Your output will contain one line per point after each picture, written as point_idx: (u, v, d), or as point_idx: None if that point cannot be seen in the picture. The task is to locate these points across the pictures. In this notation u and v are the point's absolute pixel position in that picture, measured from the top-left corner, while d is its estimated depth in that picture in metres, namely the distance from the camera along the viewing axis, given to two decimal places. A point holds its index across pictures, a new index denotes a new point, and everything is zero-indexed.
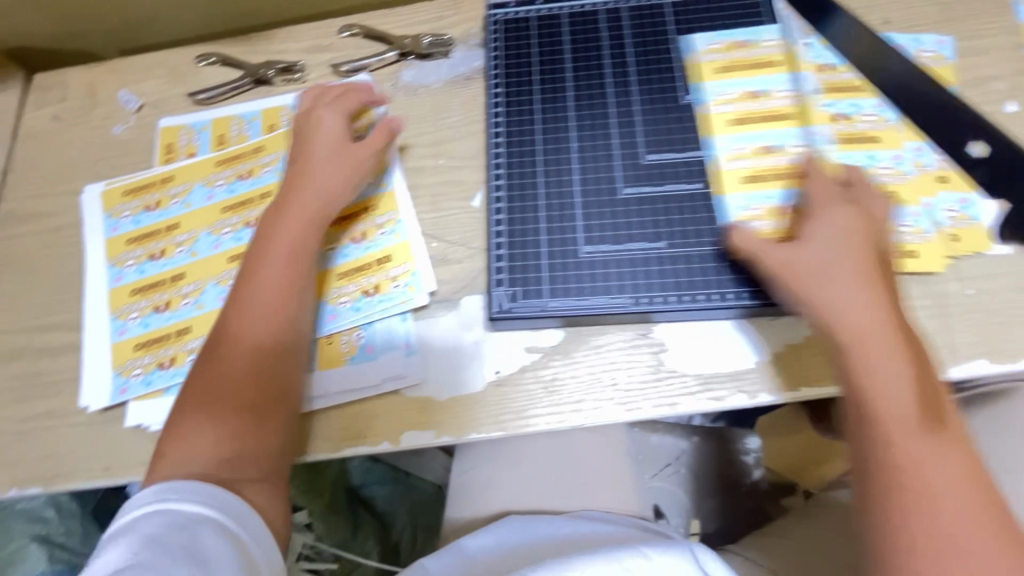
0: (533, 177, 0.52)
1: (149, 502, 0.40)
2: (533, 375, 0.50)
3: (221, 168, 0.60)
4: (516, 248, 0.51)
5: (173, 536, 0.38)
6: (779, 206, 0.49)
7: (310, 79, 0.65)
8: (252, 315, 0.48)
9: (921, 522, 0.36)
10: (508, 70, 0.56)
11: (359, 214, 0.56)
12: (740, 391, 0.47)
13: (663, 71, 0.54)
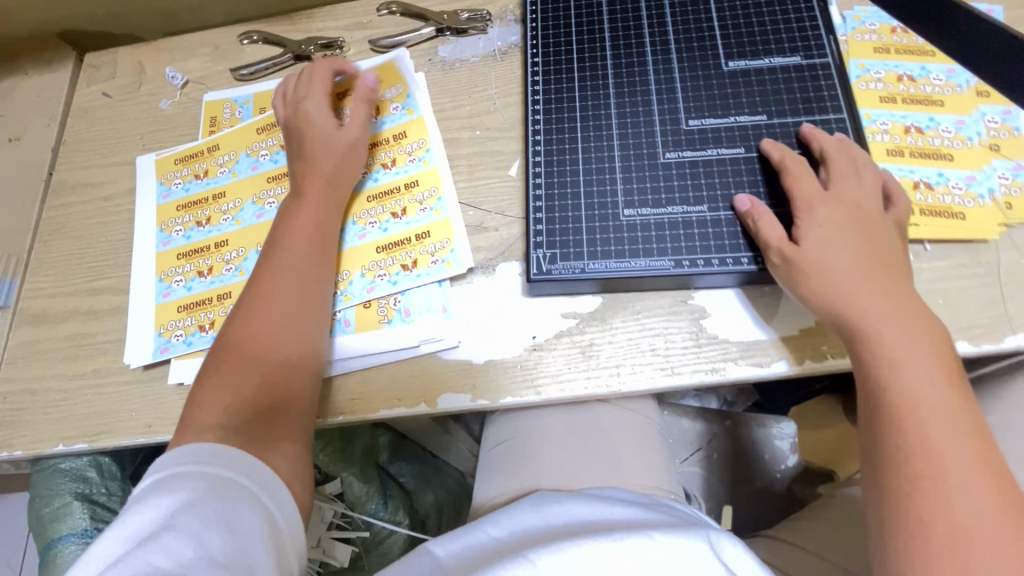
0: (571, 143, 0.52)
1: (186, 465, 0.39)
2: (571, 340, 0.50)
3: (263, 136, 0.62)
4: (555, 212, 0.50)
5: (211, 504, 0.36)
6: (923, 180, 0.49)
7: (349, 56, 0.66)
8: (268, 306, 0.48)
9: (927, 505, 0.36)
10: (546, 40, 0.57)
11: (401, 189, 0.56)
12: (784, 358, 0.47)
13: (704, 38, 0.54)
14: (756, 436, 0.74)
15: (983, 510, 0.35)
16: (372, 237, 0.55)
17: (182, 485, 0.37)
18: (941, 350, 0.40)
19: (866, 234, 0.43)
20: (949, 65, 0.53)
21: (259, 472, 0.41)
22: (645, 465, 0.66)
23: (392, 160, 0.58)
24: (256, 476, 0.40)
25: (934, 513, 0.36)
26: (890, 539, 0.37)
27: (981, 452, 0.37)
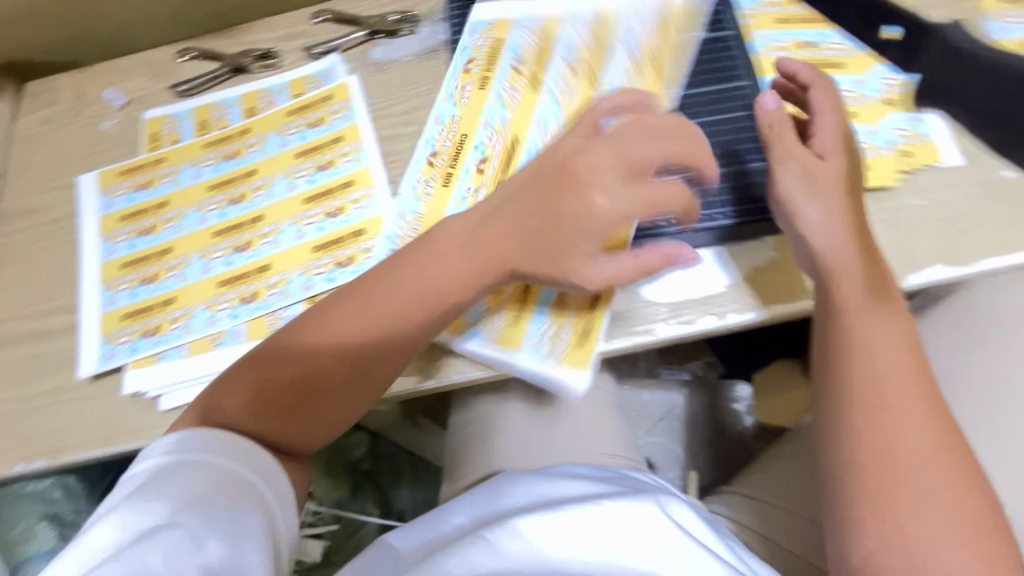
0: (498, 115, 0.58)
1: (180, 450, 0.40)
2: (511, 316, 0.52)
3: (292, 118, 0.63)
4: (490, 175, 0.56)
5: (215, 496, 0.37)
6: None
7: (285, 65, 0.68)
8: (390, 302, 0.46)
9: (891, 485, 0.39)
10: (469, 39, 0.62)
11: (337, 190, 0.58)
12: (710, 313, 0.50)
13: (613, 21, 0.60)
14: (712, 401, 0.78)
15: (938, 483, 0.39)
16: (308, 237, 0.57)
17: (177, 472, 0.38)
18: (906, 324, 0.44)
19: (849, 195, 0.47)
20: (845, 31, 0.57)
21: (253, 457, 0.42)
22: (605, 439, 0.69)
23: (330, 163, 0.60)
24: (252, 461, 0.42)
25: (895, 491, 0.39)
26: (846, 507, 0.40)
27: (926, 406, 0.41)
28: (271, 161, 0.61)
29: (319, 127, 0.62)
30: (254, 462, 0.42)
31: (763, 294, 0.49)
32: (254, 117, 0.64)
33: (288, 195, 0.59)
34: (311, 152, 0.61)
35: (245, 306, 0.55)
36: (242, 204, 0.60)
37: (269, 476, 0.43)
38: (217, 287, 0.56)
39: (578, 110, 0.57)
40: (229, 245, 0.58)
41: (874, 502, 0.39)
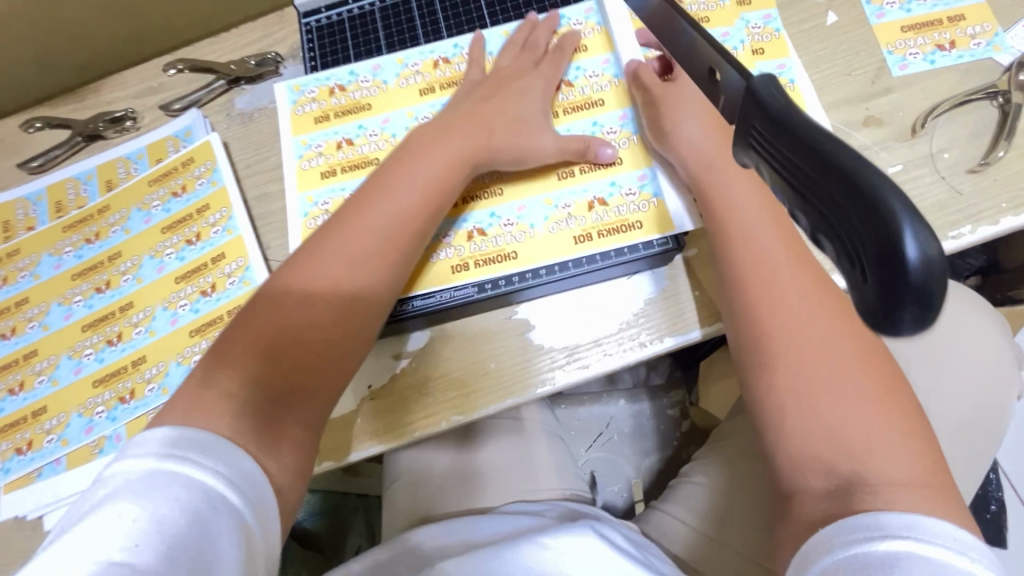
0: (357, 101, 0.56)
1: (163, 456, 0.35)
2: (406, 381, 0.49)
3: (322, 126, 0.56)
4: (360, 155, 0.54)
5: (187, 526, 0.32)
6: None
7: (144, 126, 0.63)
8: (367, 234, 0.46)
9: (793, 349, 0.40)
10: (326, 58, 0.59)
11: (208, 265, 0.54)
12: (605, 354, 0.48)
13: (469, 8, 0.59)
14: (649, 409, 0.77)
15: (831, 344, 0.40)
16: (182, 321, 0.53)
17: (154, 488, 0.33)
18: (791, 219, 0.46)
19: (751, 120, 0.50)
20: (723, 29, 0.54)
21: (245, 474, 0.37)
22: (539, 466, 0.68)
23: (197, 236, 0.55)
24: (242, 479, 0.37)
25: (801, 353, 0.40)
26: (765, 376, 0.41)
27: (850, 325, 0.40)
28: (136, 240, 0.57)
29: (183, 197, 0.57)
30: (242, 481, 0.37)
31: (657, 327, 0.48)
32: (114, 191, 0.59)
33: (157, 276, 0.55)
34: (177, 225, 0.56)
35: (123, 408, 0.51)
36: (109, 291, 0.55)
37: (261, 493, 0.38)
38: (91, 388, 0.52)
39: (585, 105, 0.54)
40: (100, 339, 0.54)
41: (797, 407, 0.39)
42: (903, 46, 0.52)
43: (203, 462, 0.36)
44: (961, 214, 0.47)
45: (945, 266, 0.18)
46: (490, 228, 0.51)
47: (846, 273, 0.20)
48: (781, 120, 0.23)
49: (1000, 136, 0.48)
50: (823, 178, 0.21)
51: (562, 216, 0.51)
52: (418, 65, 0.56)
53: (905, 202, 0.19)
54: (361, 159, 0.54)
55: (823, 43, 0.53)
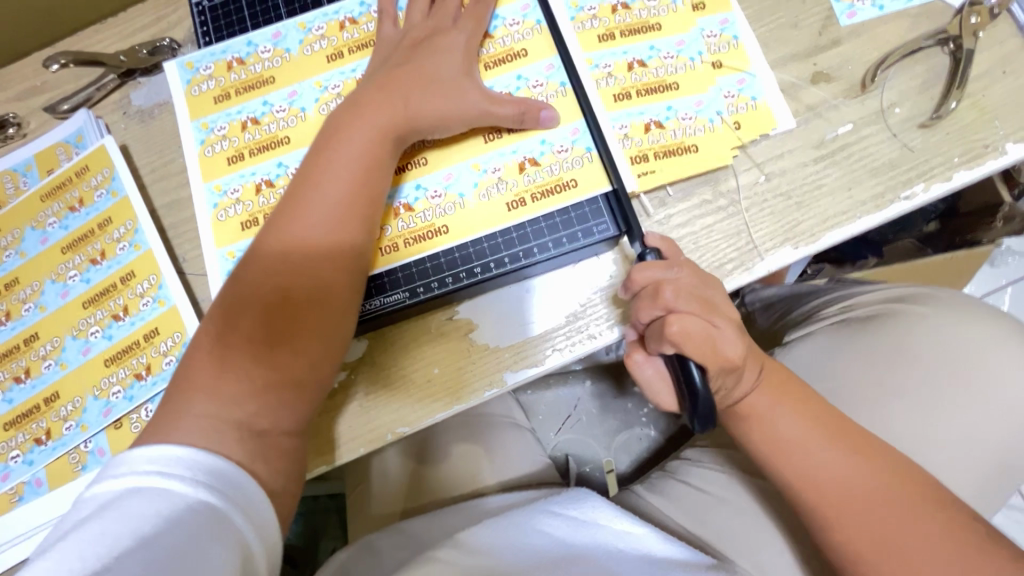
0: (256, 77, 0.50)
1: (144, 471, 0.33)
2: (344, 396, 0.46)
3: (223, 105, 0.50)
4: (265, 140, 0.49)
5: (168, 534, 0.30)
6: (648, 120, 0.47)
7: (31, 132, 0.56)
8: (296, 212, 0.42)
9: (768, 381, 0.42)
10: (222, 38, 0.52)
11: (117, 285, 0.49)
12: (555, 350, 0.45)
13: None
14: (615, 386, 0.76)
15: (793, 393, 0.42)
16: (96, 350, 0.48)
17: (136, 505, 0.31)
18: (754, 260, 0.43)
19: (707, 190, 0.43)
20: None
21: (231, 480, 0.35)
22: (509, 454, 0.66)
23: (102, 255, 0.50)
24: (228, 486, 0.34)
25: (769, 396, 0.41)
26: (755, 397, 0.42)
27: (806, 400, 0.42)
28: (34, 264, 0.51)
29: (81, 212, 0.51)
30: (228, 488, 0.34)
31: (609, 316, 0.45)
32: (3, 210, 0.53)
33: (62, 302, 0.50)
34: (78, 243, 0.51)
35: (40, 450, 0.47)
36: (10, 323, 0.50)
37: (251, 497, 0.35)
38: (3, 432, 0.48)
39: (508, 57, 0.48)
40: (7, 377, 0.49)
41: None
42: None
43: (186, 474, 0.34)
44: (913, 172, 0.44)
45: None
46: (417, 202, 0.47)
47: None
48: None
49: (951, 86, 0.45)
50: None
51: (497, 187, 0.46)
52: (321, 29, 0.50)
53: None
54: (270, 138, 0.49)
55: None
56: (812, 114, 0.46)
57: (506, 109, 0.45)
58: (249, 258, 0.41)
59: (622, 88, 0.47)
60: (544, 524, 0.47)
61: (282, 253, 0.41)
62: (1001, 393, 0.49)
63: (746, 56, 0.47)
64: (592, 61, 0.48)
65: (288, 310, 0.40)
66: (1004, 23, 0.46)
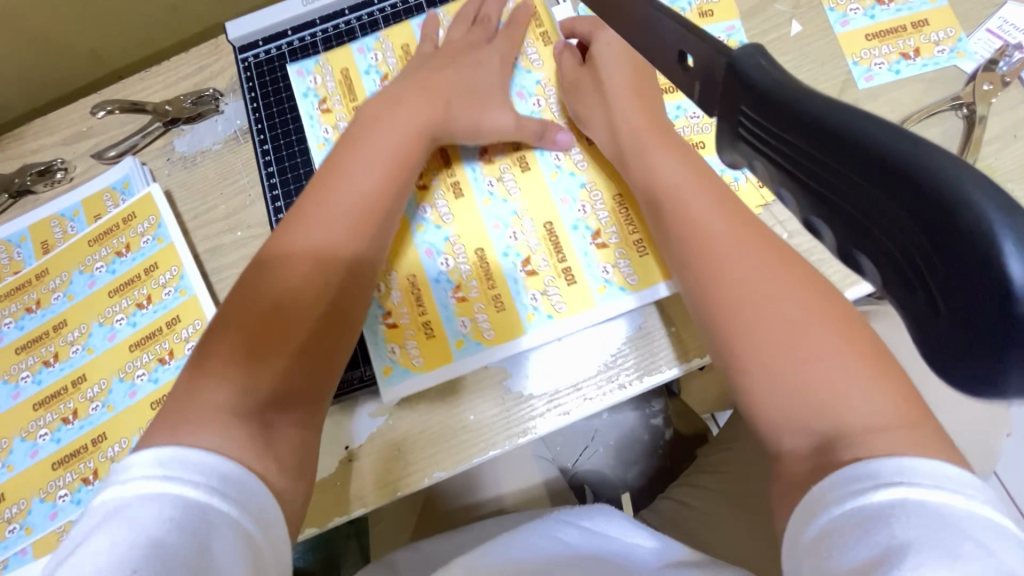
0: (290, 129, 0.52)
1: (152, 476, 0.31)
2: (382, 441, 0.48)
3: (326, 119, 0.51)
4: (288, 174, 0.51)
5: (187, 544, 0.28)
6: None
7: (77, 176, 0.58)
8: (318, 229, 0.43)
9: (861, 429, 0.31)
10: (268, 101, 0.53)
11: (163, 329, 0.51)
12: (585, 399, 0.47)
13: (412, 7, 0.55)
14: (630, 420, 0.77)
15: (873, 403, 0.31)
16: (142, 393, 0.50)
17: (145, 510, 0.29)
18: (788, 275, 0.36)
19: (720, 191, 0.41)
20: None
21: (240, 484, 0.32)
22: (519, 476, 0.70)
23: (148, 299, 0.52)
24: (240, 491, 0.32)
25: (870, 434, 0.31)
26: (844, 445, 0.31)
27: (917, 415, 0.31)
28: (81, 306, 0.53)
29: (128, 256, 0.53)
30: (237, 491, 0.32)
31: (636, 367, 0.47)
32: (49, 253, 0.55)
33: (109, 344, 0.52)
34: (124, 287, 0.53)
35: (87, 490, 0.49)
36: (59, 365, 0.52)
37: (261, 501, 0.33)
38: (51, 471, 0.49)
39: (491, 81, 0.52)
40: (55, 417, 0.51)
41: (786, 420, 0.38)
42: (868, 56, 0.50)
43: (198, 479, 0.31)
44: None
45: None
46: (498, 209, 0.50)
47: (910, 304, 0.18)
48: (1009, 322, 0.15)
49: (965, 148, 0.47)
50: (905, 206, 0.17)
51: (443, 192, 0.51)
52: (379, 54, 0.53)
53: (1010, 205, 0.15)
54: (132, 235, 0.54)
55: (788, 55, 0.51)
56: None
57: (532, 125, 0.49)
58: (271, 261, 0.42)
59: None
60: (559, 531, 0.51)
61: (303, 250, 0.42)
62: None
63: None
64: None
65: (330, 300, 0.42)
66: (1015, 89, 0.48)
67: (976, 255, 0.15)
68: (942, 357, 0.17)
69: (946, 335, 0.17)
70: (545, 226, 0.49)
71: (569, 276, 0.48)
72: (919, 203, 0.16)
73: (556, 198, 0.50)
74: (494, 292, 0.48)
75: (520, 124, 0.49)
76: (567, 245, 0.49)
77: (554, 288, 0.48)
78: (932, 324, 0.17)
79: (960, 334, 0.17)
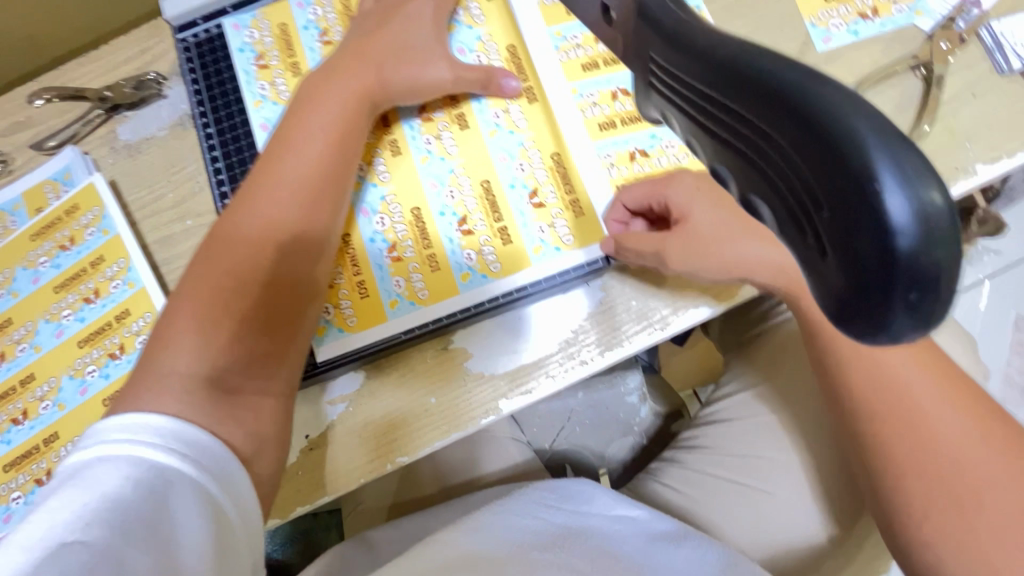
0: (233, 104, 0.50)
1: (114, 440, 0.32)
2: (343, 428, 0.47)
3: (264, 75, 0.50)
4: (230, 145, 0.49)
5: (143, 505, 0.30)
6: (632, 150, 0.48)
7: (16, 168, 0.55)
8: (268, 199, 0.41)
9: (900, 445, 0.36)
10: (209, 79, 0.50)
11: (113, 324, 0.50)
12: (547, 377, 0.46)
13: None
14: (607, 399, 0.77)
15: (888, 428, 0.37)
16: (93, 390, 0.49)
17: (104, 472, 0.30)
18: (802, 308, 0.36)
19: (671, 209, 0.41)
20: None
21: (207, 450, 0.34)
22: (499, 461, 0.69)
23: (95, 293, 0.50)
24: (204, 456, 0.33)
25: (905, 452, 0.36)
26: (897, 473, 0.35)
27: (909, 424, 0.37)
28: (26, 304, 0.51)
29: (72, 250, 0.51)
30: (202, 456, 0.33)
31: (598, 342, 0.46)
32: None
33: (57, 342, 0.50)
34: (70, 282, 0.51)
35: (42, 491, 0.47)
36: (5, 365, 0.50)
37: (224, 464, 0.34)
38: (2, 474, 0.48)
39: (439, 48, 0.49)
40: (4, 419, 0.49)
41: None
42: (826, 18, 0.49)
43: (158, 443, 0.32)
44: None
45: (936, 215, 0.14)
46: (435, 173, 0.48)
47: (800, 251, 0.16)
48: (891, 261, 0.14)
49: (924, 109, 0.47)
50: (782, 137, 0.15)
51: (381, 150, 0.48)
52: (318, 9, 0.51)
53: (887, 137, 0.14)
54: (74, 229, 0.52)
55: (745, 19, 0.50)
56: None
57: (475, 74, 0.47)
58: (218, 230, 0.41)
59: (607, 117, 0.48)
60: (542, 509, 0.49)
61: (246, 221, 0.41)
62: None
63: None
64: (583, 87, 0.49)
65: (267, 273, 0.40)
66: (973, 48, 0.48)
67: (859, 180, 0.14)
68: (834, 307, 0.15)
69: (842, 291, 0.15)
70: (482, 184, 0.47)
71: (505, 236, 0.46)
72: (813, 146, 0.15)
73: (494, 155, 0.48)
74: (430, 253, 0.47)
75: (460, 78, 0.47)
76: (503, 203, 0.47)
77: (490, 248, 0.46)
78: (823, 271, 0.15)
79: (847, 282, 0.15)
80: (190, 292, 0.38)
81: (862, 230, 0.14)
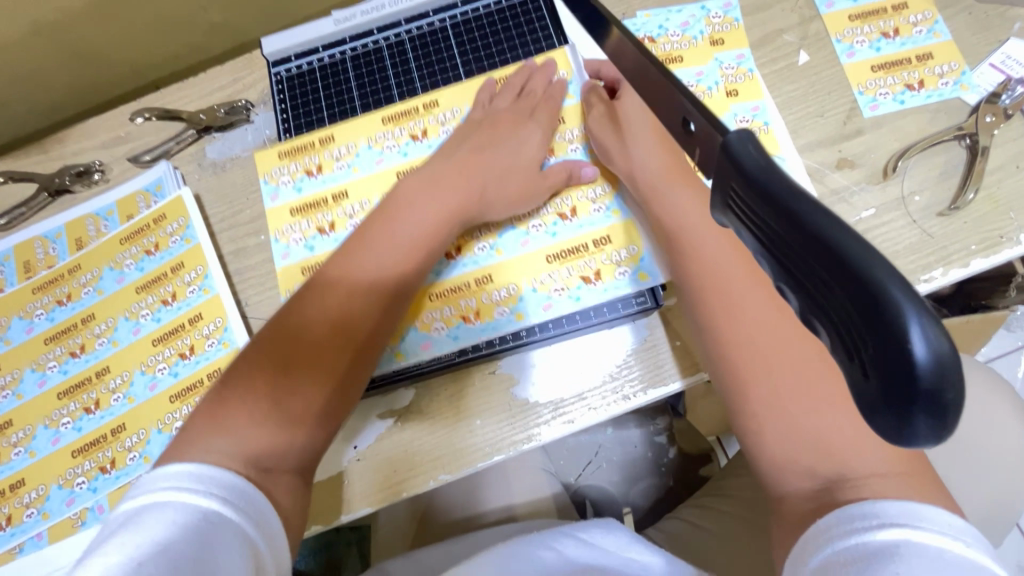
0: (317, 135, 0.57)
1: (156, 488, 0.33)
2: (391, 441, 0.49)
3: (389, 127, 0.56)
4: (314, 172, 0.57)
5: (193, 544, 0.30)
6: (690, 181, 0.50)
7: (113, 178, 0.61)
8: (368, 266, 0.45)
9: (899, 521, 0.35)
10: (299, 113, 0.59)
11: (186, 326, 0.53)
12: (589, 408, 0.48)
13: (428, 24, 0.60)
14: (635, 437, 0.78)
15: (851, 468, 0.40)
16: (162, 386, 0.52)
17: (152, 518, 0.31)
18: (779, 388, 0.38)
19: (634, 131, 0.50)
20: (697, 68, 0.54)
21: (248, 496, 0.35)
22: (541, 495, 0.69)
23: (173, 296, 0.54)
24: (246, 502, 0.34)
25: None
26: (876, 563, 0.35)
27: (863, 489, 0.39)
28: (110, 301, 0.55)
29: (156, 255, 0.56)
30: (241, 499, 0.34)
31: (642, 379, 0.48)
32: (82, 249, 0.58)
33: (134, 338, 0.54)
34: (151, 284, 0.55)
35: (104, 478, 0.50)
36: (84, 356, 0.54)
37: (260, 509, 0.35)
38: (71, 459, 0.51)
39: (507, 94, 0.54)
40: (77, 407, 0.53)
41: None
42: (873, 86, 0.52)
43: (204, 488, 0.33)
44: (933, 257, 0.47)
45: (958, 362, 0.16)
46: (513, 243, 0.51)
47: (843, 361, 0.18)
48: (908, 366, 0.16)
49: (967, 178, 0.49)
50: (813, 255, 0.19)
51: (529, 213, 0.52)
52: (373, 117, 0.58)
53: (914, 291, 0.17)
54: (160, 237, 0.56)
55: (796, 84, 0.53)
56: (842, 195, 0.50)
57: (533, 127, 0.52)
58: (325, 286, 0.44)
59: None
60: (558, 541, 0.51)
61: (338, 290, 0.44)
62: (991, 449, 0.53)
63: (775, 140, 0.52)
64: None
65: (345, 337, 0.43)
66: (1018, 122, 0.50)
67: (885, 308, 0.16)
68: (862, 404, 0.18)
69: (874, 394, 0.17)
70: (551, 258, 0.51)
71: (604, 241, 0.51)
72: (839, 266, 0.18)
73: (523, 249, 0.51)
74: (562, 254, 0.51)
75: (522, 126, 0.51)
76: (572, 245, 0.51)
77: (613, 252, 0.50)
78: (864, 387, 0.18)
79: (889, 387, 0.17)
80: (241, 376, 0.41)
81: (888, 344, 0.16)
